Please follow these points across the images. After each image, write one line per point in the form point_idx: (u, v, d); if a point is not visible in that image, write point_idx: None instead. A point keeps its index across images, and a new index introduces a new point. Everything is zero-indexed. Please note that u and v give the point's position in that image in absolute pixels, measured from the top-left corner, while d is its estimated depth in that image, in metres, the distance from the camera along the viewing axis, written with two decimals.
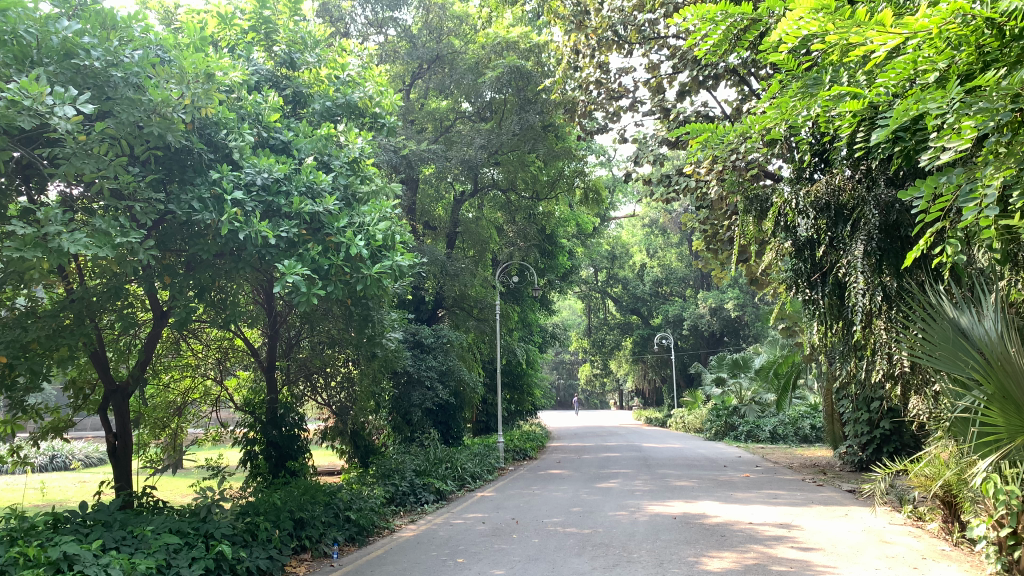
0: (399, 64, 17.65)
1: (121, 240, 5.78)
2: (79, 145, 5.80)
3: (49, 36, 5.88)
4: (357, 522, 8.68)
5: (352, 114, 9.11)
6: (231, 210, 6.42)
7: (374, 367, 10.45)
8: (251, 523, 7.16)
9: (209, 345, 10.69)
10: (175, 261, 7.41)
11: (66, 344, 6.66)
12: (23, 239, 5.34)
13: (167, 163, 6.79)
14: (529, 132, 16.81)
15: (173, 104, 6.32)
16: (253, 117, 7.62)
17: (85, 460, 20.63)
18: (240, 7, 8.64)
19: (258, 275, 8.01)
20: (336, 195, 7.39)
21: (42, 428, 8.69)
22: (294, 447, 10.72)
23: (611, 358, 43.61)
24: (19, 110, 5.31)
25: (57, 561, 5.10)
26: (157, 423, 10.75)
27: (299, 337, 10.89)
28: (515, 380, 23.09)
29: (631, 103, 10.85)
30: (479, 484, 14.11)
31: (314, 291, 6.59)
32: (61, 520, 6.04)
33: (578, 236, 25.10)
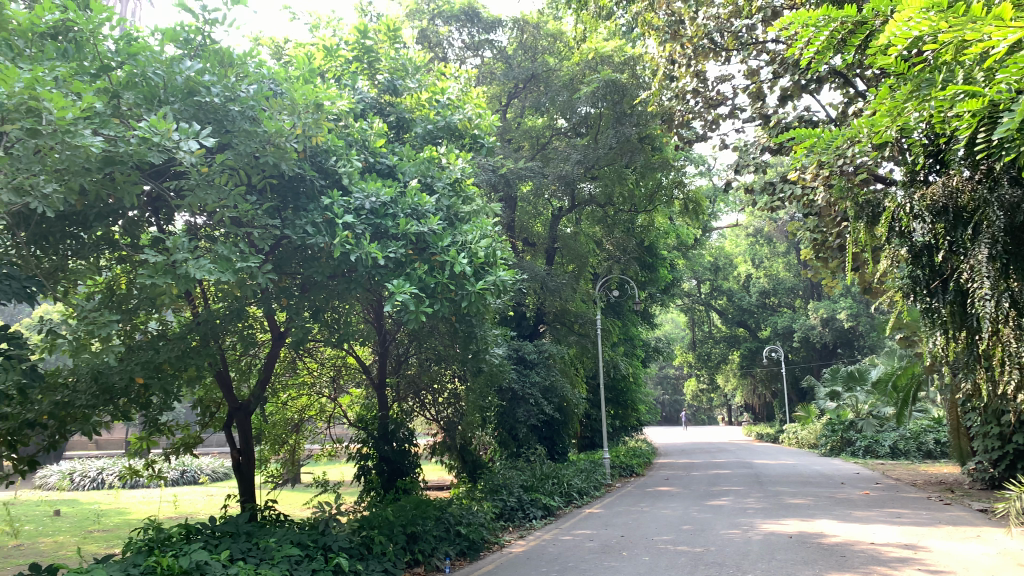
0: (496, 85, 17.99)
1: (241, 265, 6.10)
2: (202, 177, 6.17)
3: (174, 77, 6.32)
4: (467, 537, 8.75)
5: (453, 136, 9.29)
6: (342, 233, 6.70)
7: (480, 383, 10.58)
8: (367, 537, 7.37)
9: (324, 364, 11.14)
10: (292, 283, 7.75)
11: (193, 364, 7.02)
12: (155, 267, 5.71)
13: (283, 191, 7.19)
14: (626, 145, 16.45)
15: (286, 134, 6.65)
16: (360, 143, 7.92)
17: (213, 474, 21.76)
18: (344, 39, 9.02)
19: (369, 295, 8.28)
20: (439, 215, 7.54)
21: (173, 444, 9.17)
22: (406, 463, 10.93)
23: (717, 372, 42.60)
24: (150, 147, 5.69)
25: (189, 571, 5.37)
26: (277, 439, 11.19)
27: (407, 353, 10.97)
28: (619, 395, 22.90)
29: (732, 111, 10.64)
30: (585, 501, 14.05)
31: (422, 309, 6.77)
32: (193, 532, 6.40)
33: (680, 247, 24.71)
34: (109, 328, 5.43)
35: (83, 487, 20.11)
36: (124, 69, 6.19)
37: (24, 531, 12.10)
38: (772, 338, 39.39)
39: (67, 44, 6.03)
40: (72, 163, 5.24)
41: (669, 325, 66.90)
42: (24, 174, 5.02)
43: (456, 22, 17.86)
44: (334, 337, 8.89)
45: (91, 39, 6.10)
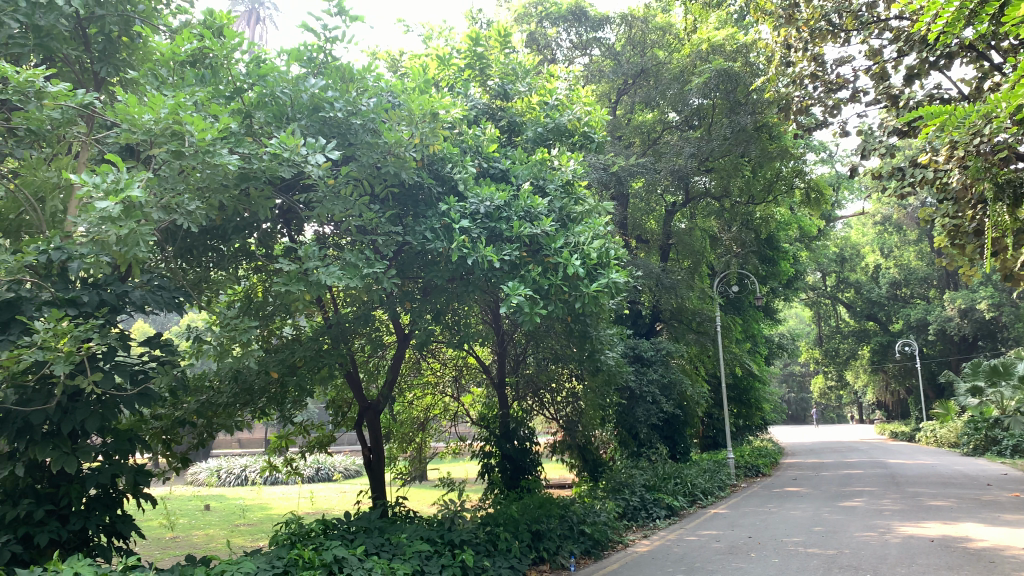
0: (605, 82, 17.87)
1: (368, 271, 6.38)
2: (329, 189, 6.49)
3: (300, 94, 6.71)
4: (591, 535, 8.77)
5: (563, 137, 9.28)
6: (459, 238, 6.87)
7: (598, 382, 10.61)
8: (492, 534, 7.53)
9: (446, 364, 11.48)
10: (414, 288, 8.06)
11: (326, 365, 7.38)
12: (289, 275, 6.06)
13: (403, 200, 7.47)
14: (741, 134, 16.05)
15: (405, 144, 6.84)
16: (474, 150, 8.11)
17: (345, 471, 22.70)
18: (457, 48, 9.23)
19: (487, 297, 8.47)
20: (552, 216, 7.56)
21: (309, 443, 9.61)
22: (528, 461, 11.03)
23: (847, 368, 40.75)
24: (281, 162, 6.03)
25: (329, 564, 5.63)
26: (405, 437, 11.65)
27: (525, 353, 11.19)
28: (742, 394, 22.32)
29: (853, 95, 10.12)
30: (711, 501, 13.77)
31: (537, 310, 6.81)
32: (330, 527, 6.73)
33: (802, 238, 23.83)
34: (249, 333, 5.78)
35: (229, 483, 21.37)
36: (256, 90, 6.62)
37: (180, 523, 13.05)
38: (906, 331, 37.27)
39: (205, 69, 6.60)
40: (212, 181, 5.61)
41: (793, 320, 64.50)
42: (171, 194, 5.45)
43: (564, 23, 18.00)
44: (454, 338, 9.18)
45: (224, 63, 6.57)
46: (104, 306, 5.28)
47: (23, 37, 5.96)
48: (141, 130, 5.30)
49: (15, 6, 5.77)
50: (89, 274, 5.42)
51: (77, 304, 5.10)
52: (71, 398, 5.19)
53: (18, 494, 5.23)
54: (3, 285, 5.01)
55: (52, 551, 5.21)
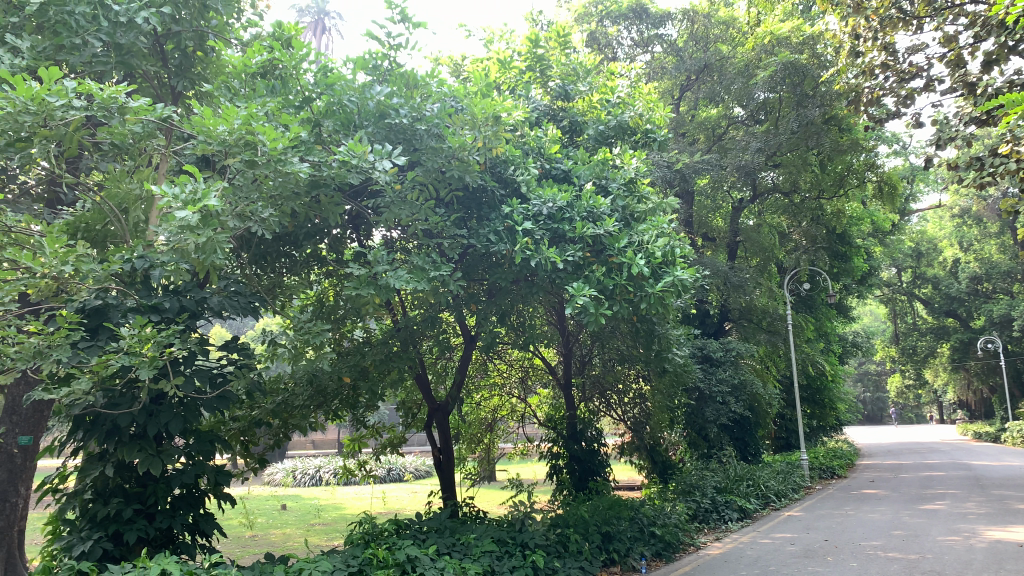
0: (667, 79, 17.64)
1: (434, 274, 6.47)
2: (396, 195, 6.66)
3: (366, 102, 6.81)
4: (663, 537, 8.69)
5: (625, 135, 9.16)
6: (522, 239, 6.91)
7: (665, 382, 10.49)
8: (562, 535, 7.53)
9: (512, 365, 11.56)
10: (479, 289, 8.12)
11: (396, 368, 7.53)
12: (359, 279, 6.22)
13: (467, 203, 7.63)
14: (810, 127, 15.68)
15: (469, 147, 6.88)
16: (536, 151, 8.13)
17: (416, 472, 22.99)
18: (517, 50, 9.27)
19: (551, 298, 8.49)
20: (615, 216, 7.50)
21: (381, 444, 9.68)
22: (596, 462, 10.92)
23: (926, 367, 39.30)
24: (350, 169, 6.16)
25: (403, 563, 5.71)
26: (473, 438, 11.72)
27: (591, 354, 11.16)
28: (815, 394, 21.79)
29: (927, 83, 9.75)
30: (785, 503, 13.48)
31: (602, 311, 6.76)
32: (403, 527, 6.83)
33: (875, 233, 23.10)
34: (322, 336, 5.92)
35: (304, 483, 21.87)
36: (323, 99, 6.76)
37: (258, 522, 13.45)
38: (988, 327, 35.71)
39: (274, 80, 6.75)
40: (284, 188, 5.78)
41: (868, 317, 62.56)
42: (245, 202, 5.63)
43: (624, 21, 17.86)
44: (519, 339, 9.29)
45: (294, 74, 6.73)
46: (184, 311, 5.49)
47: (106, 55, 6.24)
48: (216, 141, 5.45)
49: (97, 26, 6.03)
50: (170, 281, 5.67)
51: (160, 310, 5.33)
52: (155, 401, 5.40)
53: (107, 493, 5.45)
54: (91, 293, 5.26)
55: (140, 549, 5.41)
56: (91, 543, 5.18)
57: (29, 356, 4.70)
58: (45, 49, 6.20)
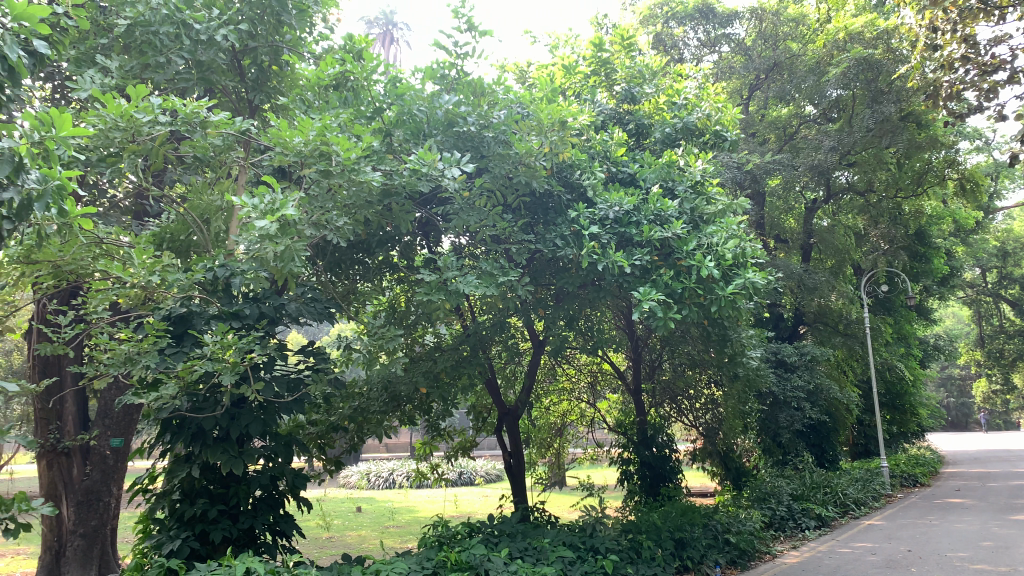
0: (735, 78, 17.39)
1: (503, 279, 6.53)
2: (465, 202, 6.79)
3: (435, 111, 7.02)
4: (738, 545, 8.54)
5: (692, 136, 9.02)
6: (589, 244, 6.89)
7: (738, 387, 10.28)
8: (634, 541, 7.47)
9: (581, 370, 11.57)
10: (547, 294, 8.12)
11: (467, 373, 7.62)
12: (430, 285, 6.33)
13: (534, 207, 7.65)
14: (886, 124, 15.18)
15: (536, 154, 6.89)
16: (602, 155, 8.12)
17: (486, 476, 23.08)
18: (582, 55, 9.29)
19: (619, 302, 8.47)
20: (684, 219, 7.40)
21: (452, 448, 9.71)
22: (668, 468, 10.70)
23: (1014, 371, 37.51)
24: (420, 177, 6.28)
25: (476, 566, 5.74)
26: (543, 443, 11.46)
27: (660, 359, 11.06)
28: (894, 399, 21.09)
29: (1012, 76, 9.34)
30: (865, 512, 13.06)
31: (671, 315, 6.67)
32: (475, 530, 6.90)
33: (957, 233, 22.19)
34: (395, 341, 6.03)
35: (378, 486, 22.21)
36: (393, 110, 7.01)
37: (335, 524, 13.74)
38: None
39: (347, 91, 6.95)
40: (357, 197, 5.94)
41: (950, 319, 60.07)
42: (321, 211, 5.81)
43: (691, 21, 17.58)
44: (588, 344, 9.32)
45: (364, 86, 6.99)
46: (264, 318, 5.64)
47: (188, 72, 6.49)
48: (292, 152, 5.62)
49: (180, 44, 6.29)
50: (250, 289, 5.80)
51: (240, 317, 5.49)
52: (236, 404, 5.58)
53: (193, 493, 5.65)
54: (176, 301, 5.47)
55: (224, 549, 5.58)
56: (179, 542, 5.37)
57: (120, 362, 5.07)
58: (132, 68, 6.52)
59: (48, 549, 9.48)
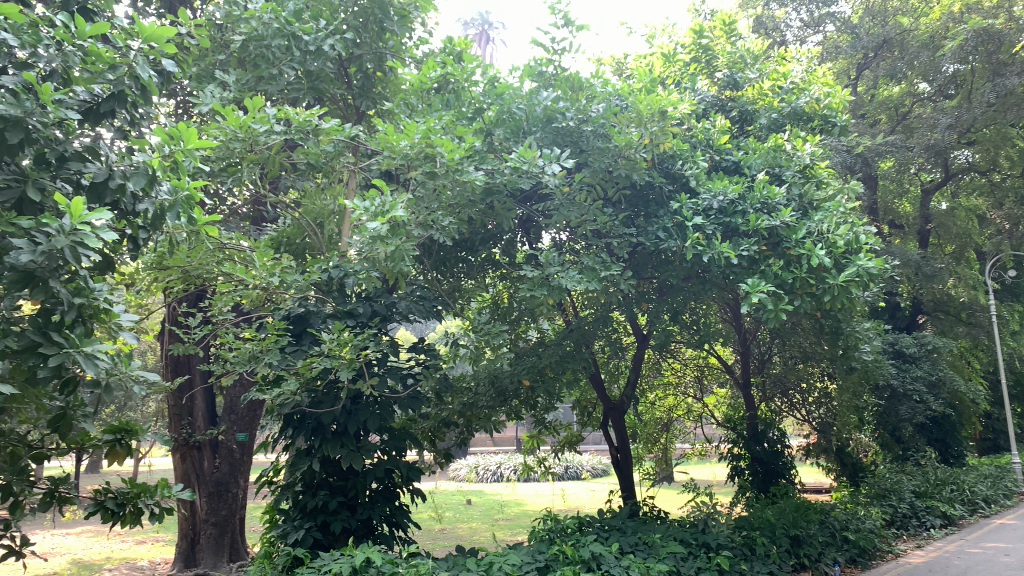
0: (842, 59, 16.69)
1: (604, 273, 6.54)
2: (565, 197, 6.86)
3: (534, 109, 7.03)
4: (857, 543, 8.21)
5: (800, 121, 8.70)
6: (693, 235, 6.77)
7: (853, 380, 9.88)
8: (747, 538, 7.34)
9: (687, 364, 11.43)
10: (649, 287, 8.07)
11: (572, 367, 7.67)
12: (533, 281, 6.43)
13: (635, 201, 7.61)
14: (1009, 98, 14.11)
15: (635, 145, 6.90)
16: (704, 144, 7.95)
17: (593, 471, 23.06)
18: (682, 43, 9.16)
19: (726, 295, 8.30)
20: (792, 206, 7.17)
21: (559, 442, 9.75)
22: (780, 464, 10.40)
23: None
24: (521, 174, 6.35)
25: (587, 560, 5.76)
26: (650, 438, 11.46)
27: (770, 352, 10.84)
28: None
29: None
30: (995, 510, 12.32)
31: (782, 306, 6.49)
32: (585, 524, 6.97)
33: None
34: (501, 336, 6.13)
35: (486, 480, 22.55)
36: (494, 109, 7.05)
37: (446, 516, 14.07)
38: None
39: (449, 94, 7.13)
40: (461, 197, 6.11)
41: None
42: (427, 212, 6.01)
43: (793, 2, 17.09)
44: (694, 337, 9.15)
45: (466, 87, 7.06)
46: (376, 315, 5.86)
47: (299, 83, 6.80)
48: (399, 155, 5.83)
49: (291, 56, 6.55)
50: (362, 288, 6.03)
51: (354, 315, 5.71)
52: (352, 400, 5.81)
53: (315, 485, 5.90)
54: (295, 302, 5.72)
55: (345, 538, 5.84)
56: (303, 532, 5.64)
57: (245, 360, 5.32)
58: (248, 81, 6.87)
59: (185, 536, 10.26)
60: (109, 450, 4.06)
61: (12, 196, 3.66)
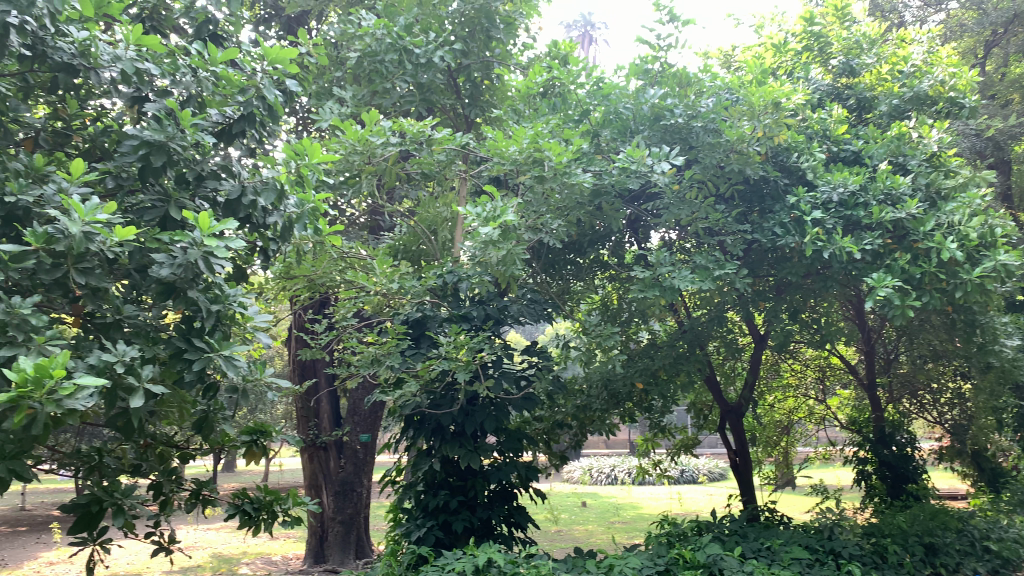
0: (968, 37, 15.71)
1: (718, 273, 6.42)
2: (675, 196, 6.79)
3: (641, 107, 7.05)
4: (1000, 554, 7.65)
5: (924, 105, 8.30)
6: (812, 231, 6.55)
7: (991, 379, 9.02)
8: (878, 545, 7.04)
9: (807, 364, 11.07)
10: (766, 287, 7.88)
11: (685, 370, 7.60)
12: (644, 282, 6.38)
13: (749, 196, 7.43)
14: None
15: (748, 138, 6.66)
16: (820, 135, 7.68)
17: (710, 474, 22.58)
18: (793, 31, 8.88)
19: (847, 292, 8.00)
20: (919, 196, 6.80)
21: (675, 445, 9.62)
22: (911, 468, 9.87)
23: None
24: (629, 174, 6.32)
25: (709, 565, 5.68)
26: (769, 441, 11.15)
27: (896, 351, 10.33)
28: None
29: None
30: None
31: (910, 303, 6.18)
32: (705, 529, 6.87)
33: None
34: (613, 338, 6.12)
35: (601, 481, 22.50)
36: (600, 110, 7.17)
37: (563, 518, 14.14)
38: None
39: (555, 98, 7.18)
40: (569, 200, 6.18)
41: None
42: (536, 216, 6.10)
43: None
44: (815, 337, 8.85)
45: (571, 90, 7.13)
46: (489, 318, 5.96)
47: (411, 94, 6.98)
48: (509, 161, 5.90)
49: (403, 69, 6.77)
50: (476, 292, 6.16)
51: (469, 319, 5.84)
52: (469, 401, 5.96)
53: (436, 484, 6.05)
54: (412, 307, 5.90)
55: (467, 538, 5.95)
56: (425, 531, 5.79)
57: (368, 363, 5.53)
58: (364, 96, 7.18)
59: (314, 533, 10.68)
60: (246, 450, 4.34)
61: (157, 215, 3.94)
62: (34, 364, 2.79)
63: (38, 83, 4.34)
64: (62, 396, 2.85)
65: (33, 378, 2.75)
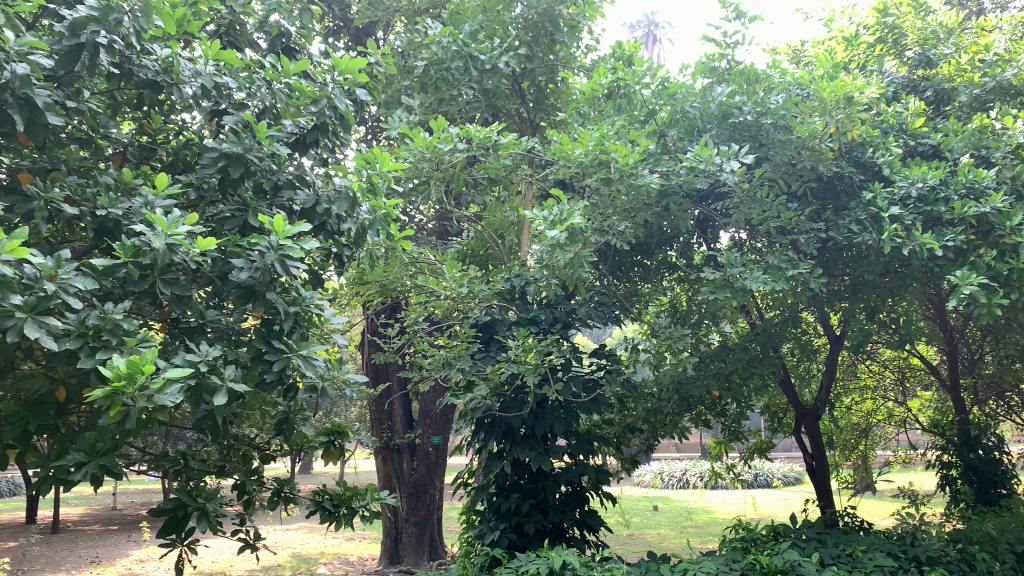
0: None
1: (792, 272, 6.29)
2: (744, 194, 6.67)
3: (709, 105, 6.91)
4: None
5: (1008, 96, 7.78)
6: (890, 227, 6.35)
7: None
8: (965, 552, 6.77)
9: (886, 366, 10.73)
10: (841, 286, 7.69)
11: (759, 372, 7.47)
12: (714, 283, 6.29)
13: (822, 193, 7.26)
14: None
15: (820, 135, 6.49)
16: (897, 129, 7.48)
17: (785, 479, 22.06)
18: (865, 23, 8.69)
19: (928, 291, 7.74)
20: (1004, 189, 6.51)
21: (749, 448, 9.43)
22: (1000, 473, 9.44)
23: None
24: (697, 174, 6.26)
25: (785, 571, 5.56)
26: (847, 444, 10.78)
27: (981, 350, 9.91)
28: None
29: None
30: None
31: (997, 300, 5.93)
32: (782, 534, 6.71)
33: None
34: (683, 340, 6.06)
35: (673, 486, 22.25)
36: (666, 110, 7.05)
37: (635, 522, 14.02)
38: None
39: (620, 99, 7.15)
40: (636, 201, 6.16)
41: None
42: (603, 218, 6.09)
43: None
44: (894, 337, 8.61)
45: (636, 91, 7.10)
46: (558, 322, 5.97)
47: (477, 100, 7.06)
48: (575, 164, 5.90)
49: (469, 76, 6.82)
50: (545, 295, 6.18)
51: (537, 322, 5.85)
52: (539, 404, 5.98)
53: (507, 487, 6.10)
54: (481, 310, 5.94)
55: (539, 540, 5.96)
56: (498, 533, 5.82)
57: (439, 366, 5.60)
58: (432, 104, 7.33)
59: (389, 535, 10.86)
60: (325, 451, 4.43)
61: (237, 224, 4.08)
62: (127, 361, 2.92)
63: (125, 100, 4.55)
64: (152, 391, 2.98)
65: (127, 373, 2.89)
